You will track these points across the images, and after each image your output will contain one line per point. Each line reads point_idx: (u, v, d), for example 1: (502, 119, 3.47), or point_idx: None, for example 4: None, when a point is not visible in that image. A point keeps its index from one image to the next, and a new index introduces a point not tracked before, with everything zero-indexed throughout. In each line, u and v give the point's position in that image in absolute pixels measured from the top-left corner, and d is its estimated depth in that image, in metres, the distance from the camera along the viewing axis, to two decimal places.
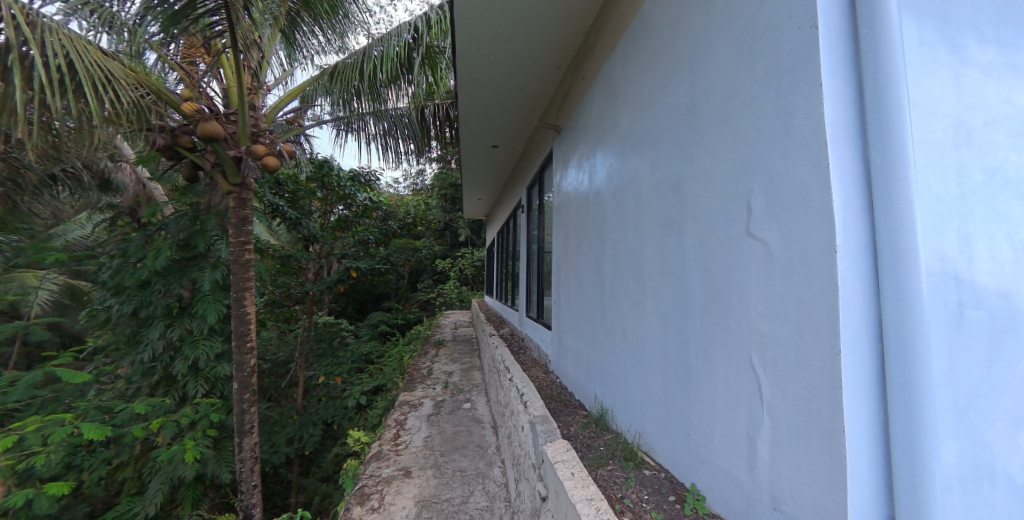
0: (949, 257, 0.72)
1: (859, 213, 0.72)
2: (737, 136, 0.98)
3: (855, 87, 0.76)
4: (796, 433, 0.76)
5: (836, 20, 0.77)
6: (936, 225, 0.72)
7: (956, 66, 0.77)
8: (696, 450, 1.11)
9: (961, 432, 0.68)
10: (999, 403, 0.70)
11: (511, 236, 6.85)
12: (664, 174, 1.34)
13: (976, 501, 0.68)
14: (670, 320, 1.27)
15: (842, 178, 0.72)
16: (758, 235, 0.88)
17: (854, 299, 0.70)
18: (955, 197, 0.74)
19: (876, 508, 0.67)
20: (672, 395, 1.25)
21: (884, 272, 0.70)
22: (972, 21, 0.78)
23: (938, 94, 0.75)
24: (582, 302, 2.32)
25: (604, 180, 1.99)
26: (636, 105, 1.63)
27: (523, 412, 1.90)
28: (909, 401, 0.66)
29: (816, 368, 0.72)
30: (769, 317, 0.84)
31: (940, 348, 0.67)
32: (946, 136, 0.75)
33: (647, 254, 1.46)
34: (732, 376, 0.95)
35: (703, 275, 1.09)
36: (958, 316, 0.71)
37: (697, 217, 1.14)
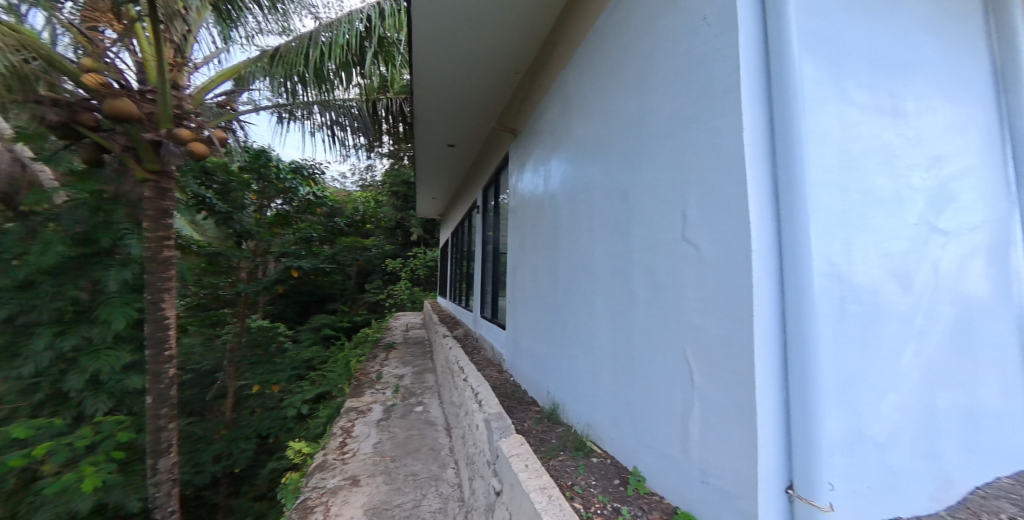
0: (835, 260, 0.87)
1: (769, 223, 0.84)
2: (676, 152, 1.09)
3: (768, 115, 0.90)
4: (721, 413, 0.87)
5: (753, 58, 0.90)
6: (827, 234, 0.87)
7: (841, 105, 0.93)
8: (639, 437, 1.21)
9: (842, 404, 0.83)
10: (865, 378, 0.88)
11: (465, 236, 6.83)
12: (615, 181, 1.44)
13: (851, 459, 0.83)
14: (618, 317, 1.36)
15: (760, 192, 0.85)
16: (692, 240, 0.99)
17: (765, 296, 0.82)
18: (841, 211, 0.90)
19: (778, 472, 0.79)
20: (619, 387, 1.34)
21: (788, 273, 0.83)
22: (852, 68, 0.96)
23: (829, 126, 0.91)
24: (537, 302, 2.38)
25: (559, 186, 2.08)
26: (589, 114, 1.73)
27: (478, 410, 1.91)
28: (805, 381, 0.79)
29: (736, 354, 0.83)
30: (701, 312, 0.95)
31: (828, 336, 0.82)
32: (834, 161, 0.90)
33: (598, 256, 1.55)
34: (671, 367, 1.05)
35: (648, 275, 1.19)
36: (842, 310, 0.86)
37: (642, 222, 1.24)
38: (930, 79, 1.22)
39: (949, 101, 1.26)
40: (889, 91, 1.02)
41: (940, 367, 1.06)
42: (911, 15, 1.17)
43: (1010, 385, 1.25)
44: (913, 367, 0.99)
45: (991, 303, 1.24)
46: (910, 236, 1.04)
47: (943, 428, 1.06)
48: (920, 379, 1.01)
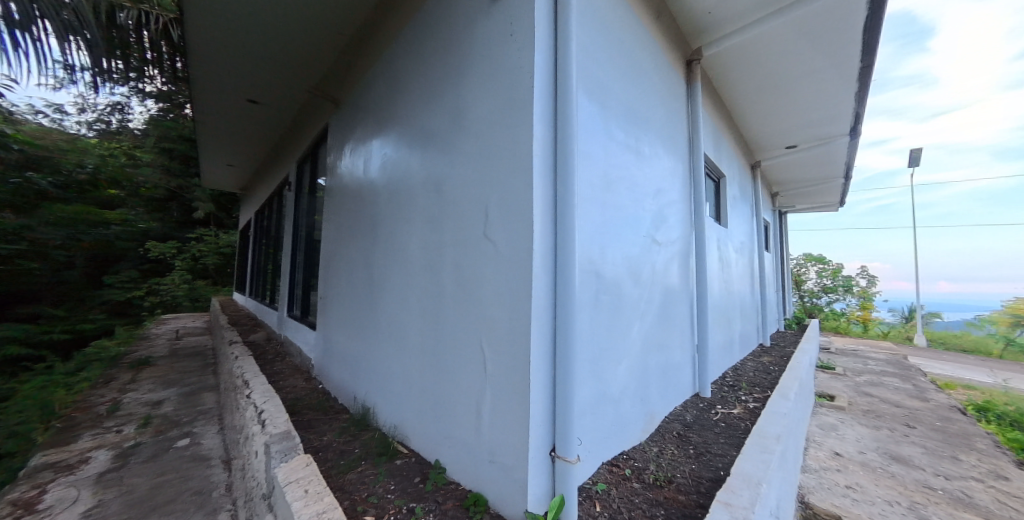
0: (591, 260, 1.10)
1: (547, 225, 0.98)
2: (482, 152, 1.14)
3: (553, 133, 1.04)
4: (506, 395, 0.95)
5: (544, 80, 1.03)
6: (587, 239, 1.08)
7: (598, 141, 1.19)
8: (441, 430, 1.22)
9: (588, 373, 1.06)
10: (605, 350, 1.16)
11: (273, 219, 5.55)
12: (432, 171, 1.40)
13: (593, 414, 1.08)
14: (429, 311, 1.33)
15: (542, 198, 0.97)
16: (491, 237, 1.05)
17: (541, 289, 0.94)
18: (598, 221, 1.15)
19: (544, 440, 0.93)
20: (426, 381, 1.32)
21: (559, 270, 0.98)
22: (605, 112, 1.25)
23: (590, 154, 1.14)
24: (351, 298, 2.12)
25: (379, 171, 1.89)
26: (413, 100, 1.64)
27: (258, 433, 1.53)
28: (566, 359, 0.95)
29: (519, 341, 0.93)
30: (494, 305, 1.02)
31: (581, 320, 1.02)
32: (593, 182, 1.15)
33: (412, 250, 1.48)
34: (470, 358, 1.09)
35: (455, 270, 1.20)
36: (594, 299, 1.10)
37: (453, 217, 1.25)
38: (657, 134, 1.72)
39: (665, 152, 1.81)
40: (624, 137, 1.40)
41: (650, 338, 1.51)
42: (648, 86, 1.63)
43: (684, 345, 1.91)
44: (635, 339, 1.38)
45: (679, 292, 1.86)
46: (638, 244, 1.44)
47: (651, 379, 1.51)
48: (639, 347, 1.41)
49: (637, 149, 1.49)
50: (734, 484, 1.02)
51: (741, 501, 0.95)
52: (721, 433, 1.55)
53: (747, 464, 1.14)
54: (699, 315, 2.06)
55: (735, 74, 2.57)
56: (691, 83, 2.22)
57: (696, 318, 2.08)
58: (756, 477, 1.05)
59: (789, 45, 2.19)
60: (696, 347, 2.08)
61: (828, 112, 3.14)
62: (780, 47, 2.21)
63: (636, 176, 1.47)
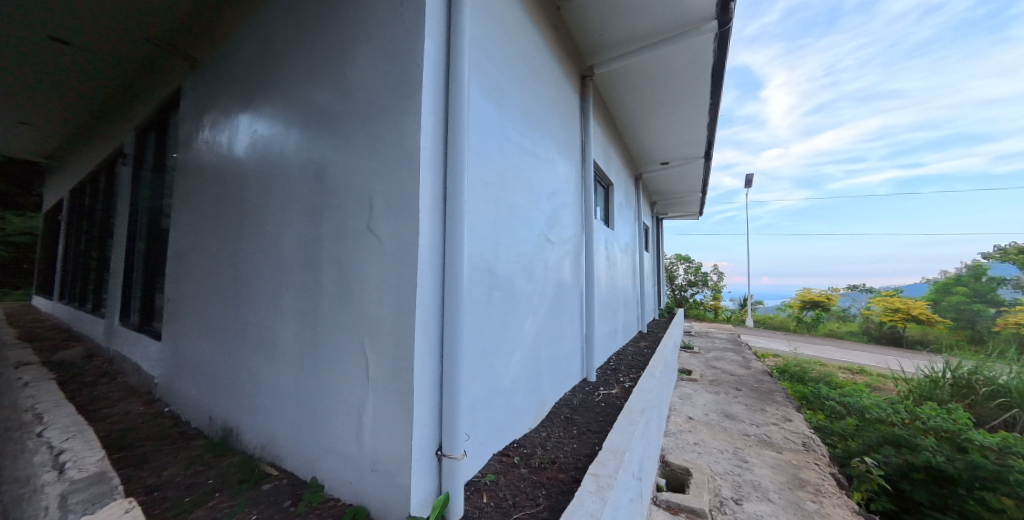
0: (482, 257, 1.12)
1: (435, 221, 0.96)
2: (367, 139, 1.05)
3: (444, 127, 1.02)
4: (388, 398, 0.91)
5: (435, 72, 1.00)
6: (478, 237, 1.10)
7: (491, 141, 1.22)
8: (319, 444, 1.10)
9: (478, 367, 1.08)
10: (496, 344, 1.20)
11: (98, 200, 4.28)
12: (312, 156, 1.24)
13: (482, 407, 1.11)
14: (304, 312, 1.18)
15: (431, 193, 0.96)
16: (374, 231, 0.98)
17: (427, 286, 0.93)
18: (490, 220, 1.18)
19: (429, 440, 0.92)
20: (301, 392, 1.17)
21: (447, 266, 0.97)
22: (500, 114, 1.29)
23: (482, 153, 1.16)
24: (209, 300, 1.76)
25: (249, 150, 1.61)
26: (289, 72, 1.43)
27: (52, 482, 1.15)
28: (453, 355, 0.95)
29: (402, 340, 0.89)
30: (377, 303, 0.95)
31: (469, 316, 1.03)
32: (485, 180, 1.17)
33: (288, 242, 1.30)
34: (350, 363, 1.01)
35: (336, 267, 1.09)
36: (484, 295, 1.13)
37: (333, 207, 1.13)
38: (552, 139, 1.84)
39: (560, 157, 1.95)
40: (520, 139, 1.46)
41: (543, 330, 1.61)
42: (544, 93, 1.73)
43: (574, 335, 2.09)
44: (528, 332, 1.46)
45: (570, 287, 2.03)
46: (532, 242, 1.53)
47: (542, 369, 1.61)
48: (531, 340, 1.50)
49: (533, 152, 1.58)
50: (604, 456, 1.16)
51: (608, 470, 1.08)
52: (600, 412, 1.75)
53: (616, 437, 1.31)
54: (588, 307, 2.28)
55: (620, 94, 2.91)
56: (584, 96, 2.44)
57: (586, 310, 2.30)
58: (622, 447, 1.21)
59: (661, 74, 2.57)
60: (585, 336, 2.30)
61: (689, 136, 3.80)
62: (654, 75, 2.58)
63: (531, 178, 1.55)
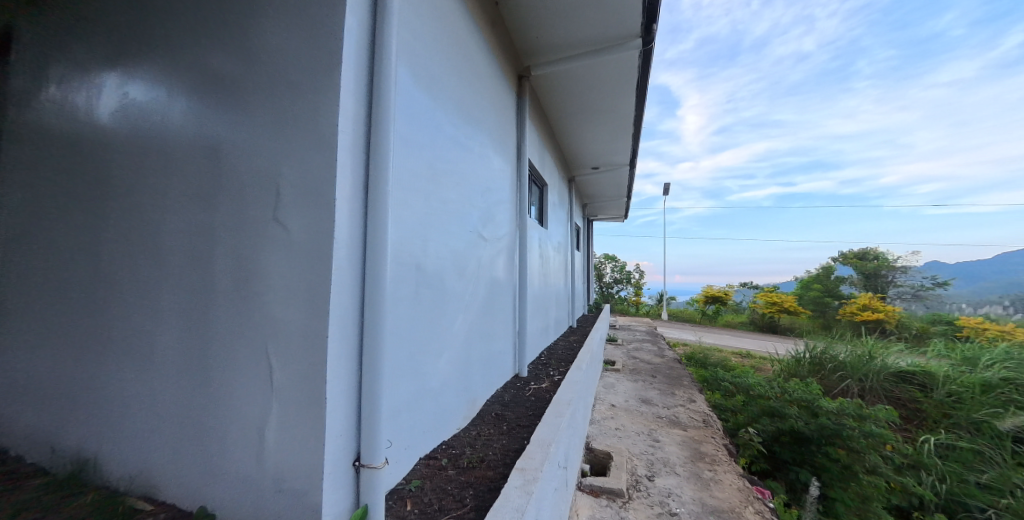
0: (409, 253, 1.07)
1: (354, 213, 0.89)
2: (274, 116, 0.93)
3: (366, 112, 0.95)
4: (295, 408, 0.81)
5: (357, 50, 0.92)
6: (403, 231, 1.05)
7: (420, 132, 1.17)
8: (209, 468, 0.94)
9: (402, 370, 1.03)
10: (424, 344, 1.16)
11: None
12: (201, 129, 1.05)
13: (407, 410, 1.07)
14: (190, 315, 1.00)
15: (350, 183, 0.88)
16: (282, 221, 0.87)
17: (344, 283, 0.85)
18: (418, 214, 1.13)
19: (344, 450, 0.85)
20: (186, 407, 0.99)
21: (368, 261, 0.91)
22: (431, 104, 1.24)
23: (410, 143, 1.10)
24: (44, 301, 1.36)
25: (105, 113, 1.26)
26: (166, 23, 1.17)
27: None
28: (373, 357, 0.89)
29: (313, 343, 0.81)
30: (284, 303, 0.85)
31: (393, 316, 0.97)
32: (414, 172, 1.12)
33: (169, 232, 1.08)
34: (249, 371, 0.88)
35: (232, 261, 0.94)
36: (410, 293, 1.08)
37: (230, 192, 0.97)
38: (487, 136, 1.83)
39: (496, 154, 1.95)
40: (453, 132, 1.42)
41: (474, 328, 1.60)
42: (480, 88, 1.71)
43: (507, 332, 2.11)
44: (459, 331, 1.43)
45: (504, 284, 2.04)
46: (465, 239, 1.50)
47: (474, 367, 1.60)
48: (462, 338, 1.47)
49: (467, 146, 1.55)
50: (531, 450, 1.19)
51: (534, 463, 1.10)
52: (530, 406, 1.80)
53: (544, 430, 1.35)
54: (521, 304, 2.32)
55: (555, 97, 3.01)
56: (520, 95, 2.46)
57: (518, 307, 2.34)
58: (548, 440, 1.25)
59: (592, 82, 2.71)
60: (517, 332, 2.33)
61: (616, 143, 4.08)
62: (586, 82, 2.71)
63: (465, 173, 1.52)
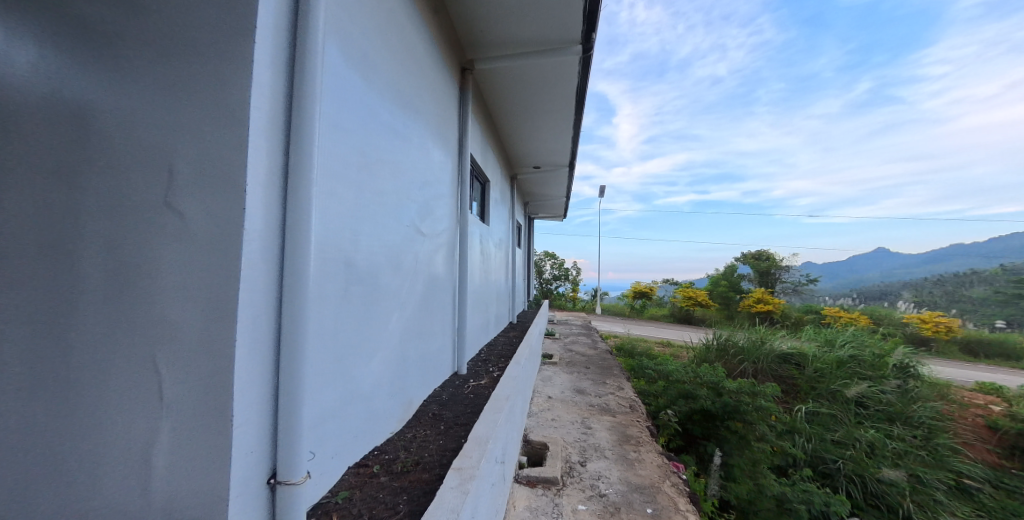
0: (337, 248, 0.99)
1: (270, 202, 0.80)
2: (166, 83, 0.78)
3: (286, 89, 0.85)
4: (192, 424, 0.71)
5: (275, 17, 0.82)
6: (331, 224, 0.97)
7: (352, 116, 1.08)
8: (71, 503, 0.78)
9: (328, 374, 0.95)
10: (353, 344, 1.08)
11: None
12: (59, 87, 0.84)
13: (333, 418, 0.99)
14: (41, 317, 0.80)
15: (266, 169, 0.79)
16: (177, 207, 0.75)
17: (257, 280, 0.76)
18: (349, 206, 1.05)
19: (255, 466, 0.77)
20: (36, 432, 0.80)
21: (288, 257, 0.82)
22: (364, 88, 1.15)
23: (340, 128, 1.02)
24: None
25: None
26: None
27: None
28: (293, 361, 0.81)
29: (216, 349, 0.71)
30: (179, 304, 0.73)
31: (317, 316, 0.89)
32: (344, 160, 1.03)
33: (9, 215, 0.85)
34: (130, 383, 0.74)
35: (106, 252, 0.78)
36: (338, 291, 1.00)
37: (103, 169, 0.81)
38: (427, 126, 1.76)
39: (436, 146, 1.89)
40: (390, 120, 1.34)
41: (411, 327, 1.54)
42: (419, 76, 1.63)
43: (446, 330, 2.07)
44: (393, 330, 1.36)
45: (443, 280, 1.99)
46: (401, 233, 1.43)
47: (410, 367, 1.54)
48: (397, 337, 1.40)
49: (404, 136, 1.47)
50: (468, 448, 1.19)
51: (470, 461, 1.10)
52: (468, 404, 1.79)
53: (482, 427, 1.35)
54: (460, 300, 2.29)
55: (499, 94, 3.01)
56: (463, 88, 2.42)
57: (458, 303, 2.31)
58: (486, 436, 1.25)
59: (534, 82, 2.76)
60: (456, 329, 2.30)
61: (556, 144, 4.22)
62: (529, 82, 2.75)
63: (402, 164, 1.44)
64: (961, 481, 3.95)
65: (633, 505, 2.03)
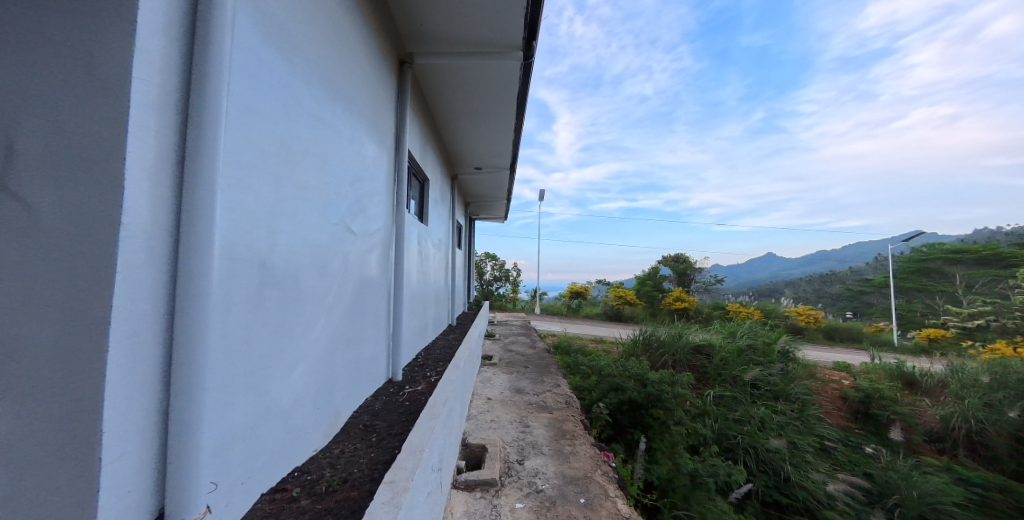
0: (249, 248, 0.88)
1: (159, 194, 0.68)
2: (8, 37, 0.62)
3: (184, 64, 0.73)
4: (41, 462, 0.57)
5: None
6: (243, 221, 0.86)
7: (269, 100, 0.97)
8: None
9: (237, 391, 0.85)
10: (269, 355, 0.97)
11: None
12: None
13: (242, 440, 0.88)
14: None
15: (153, 155, 0.67)
16: (23, 194, 0.60)
17: (140, 285, 0.64)
18: (264, 202, 0.94)
19: (133, 506, 0.65)
20: None
21: (183, 258, 0.71)
22: (286, 71, 1.04)
23: (254, 114, 0.91)
24: None
25: None
26: None
27: None
28: (188, 379, 0.71)
29: (78, 367, 0.58)
30: (27, 314, 0.59)
31: (222, 325, 0.78)
32: (259, 149, 0.93)
33: None
34: None
35: None
36: (251, 296, 0.89)
37: None
38: (360, 118, 1.65)
39: (369, 140, 1.78)
40: (317, 109, 1.23)
41: (339, 333, 1.42)
42: (351, 64, 1.53)
43: (379, 335, 1.95)
44: (318, 338, 1.25)
45: (376, 283, 1.88)
46: (328, 232, 1.32)
47: (338, 376, 1.43)
48: (323, 345, 1.29)
49: (333, 126, 1.36)
50: (401, 458, 1.13)
51: (404, 473, 1.04)
52: (404, 412, 1.71)
53: (416, 435, 1.30)
54: (395, 303, 2.19)
55: (439, 92, 2.95)
56: (401, 82, 2.32)
57: (393, 307, 2.20)
58: (420, 445, 1.21)
59: (476, 83, 2.75)
60: (391, 334, 2.19)
61: (497, 147, 4.24)
62: (470, 82, 2.73)
63: (330, 156, 1.33)
64: (823, 443, 4.79)
65: (567, 497, 2.12)
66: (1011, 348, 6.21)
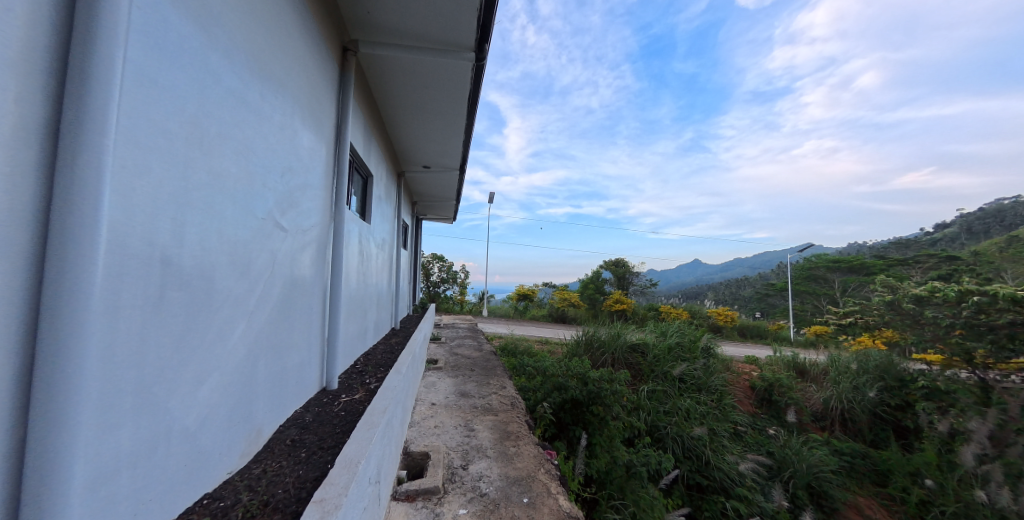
0: (150, 242, 0.76)
1: (21, 175, 0.56)
2: None
3: (61, 20, 0.62)
4: None
5: None
6: (142, 212, 0.74)
7: (179, 74, 0.84)
8: None
9: (127, 409, 0.72)
10: (172, 366, 0.84)
11: None
12: None
13: (132, 467, 0.75)
14: None
15: (9, 124, 0.55)
16: None
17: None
18: (170, 191, 0.82)
19: None
20: None
21: (55, 252, 0.59)
22: (202, 43, 0.93)
23: (159, 88, 0.79)
24: None
25: None
26: None
27: None
28: (59, 397, 0.59)
29: None
30: None
31: (109, 333, 0.67)
32: (165, 129, 0.81)
33: None
34: None
35: None
36: (149, 299, 0.77)
37: None
38: (294, 104, 1.52)
39: (305, 129, 1.64)
40: (241, 90, 1.11)
41: (262, 339, 1.28)
42: (285, 45, 1.41)
43: (311, 340, 1.80)
44: (235, 346, 1.12)
45: (308, 284, 1.73)
46: (250, 228, 1.18)
47: (259, 388, 1.28)
48: (241, 354, 1.15)
49: (259, 110, 1.23)
50: (333, 475, 1.05)
51: (336, 489, 0.97)
52: (339, 423, 1.59)
53: (352, 447, 1.21)
54: (331, 306, 2.03)
55: (386, 85, 2.82)
56: (343, 70, 2.18)
57: (328, 310, 2.04)
58: (356, 457, 1.13)
59: (425, 80, 2.68)
60: (325, 340, 2.03)
61: (447, 147, 4.17)
62: (420, 78, 2.66)
63: (255, 144, 1.20)
64: (737, 428, 5.43)
65: (510, 499, 2.13)
66: (873, 339, 6.62)
